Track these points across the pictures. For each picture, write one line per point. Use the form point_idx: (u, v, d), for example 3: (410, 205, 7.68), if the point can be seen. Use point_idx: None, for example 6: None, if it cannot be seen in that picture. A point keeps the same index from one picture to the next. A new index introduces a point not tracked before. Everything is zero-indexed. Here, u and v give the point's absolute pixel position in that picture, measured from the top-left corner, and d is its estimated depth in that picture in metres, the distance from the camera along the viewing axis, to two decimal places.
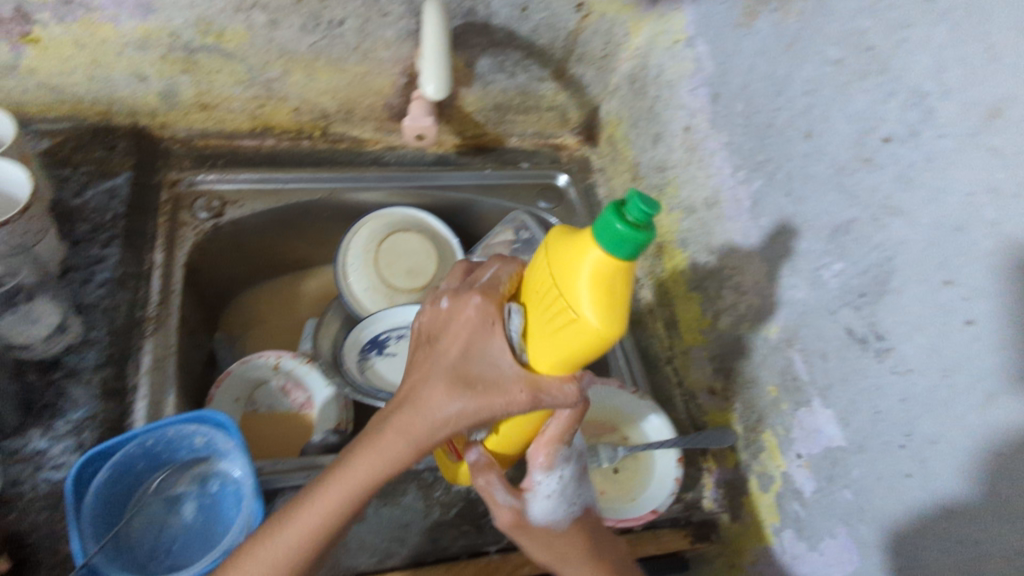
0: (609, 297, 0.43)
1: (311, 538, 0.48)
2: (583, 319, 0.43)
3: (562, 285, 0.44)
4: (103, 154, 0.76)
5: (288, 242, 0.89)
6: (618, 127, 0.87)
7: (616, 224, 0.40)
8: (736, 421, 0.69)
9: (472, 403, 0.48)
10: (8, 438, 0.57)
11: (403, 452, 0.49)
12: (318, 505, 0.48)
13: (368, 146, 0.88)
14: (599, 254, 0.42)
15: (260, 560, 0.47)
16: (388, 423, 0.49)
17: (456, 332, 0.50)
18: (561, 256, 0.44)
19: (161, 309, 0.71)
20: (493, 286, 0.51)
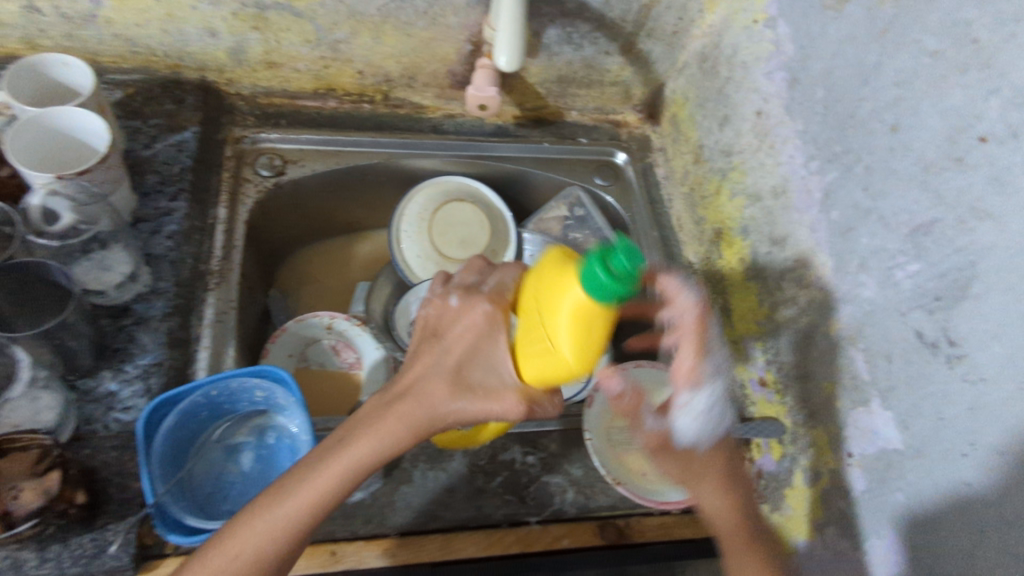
0: (586, 332, 0.50)
1: (312, 511, 0.48)
2: (565, 349, 0.51)
3: (549, 315, 0.51)
4: (171, 107, 0.77)
5: (344, 205, 0.91)
6: (683, 106, 0.85)
7: (599, 274, 0.46)
8: (785, 414, 0.68)
9: (473, 404, 0.53)
10: (82, 378, 0.60)
11: (405, 437, 0.52)
12: (316, 481, 0.49)
13: (428, 113, 0.88)
14: (581, 296, 0.49)
15: (260, 528, 0.47)
16: (390, 410, 0.52)
17: (461, 336, 0.56)
18: (557, 290, 0.51)
19: (224, 264, 0.73)
20: (499, 292, 0.59)
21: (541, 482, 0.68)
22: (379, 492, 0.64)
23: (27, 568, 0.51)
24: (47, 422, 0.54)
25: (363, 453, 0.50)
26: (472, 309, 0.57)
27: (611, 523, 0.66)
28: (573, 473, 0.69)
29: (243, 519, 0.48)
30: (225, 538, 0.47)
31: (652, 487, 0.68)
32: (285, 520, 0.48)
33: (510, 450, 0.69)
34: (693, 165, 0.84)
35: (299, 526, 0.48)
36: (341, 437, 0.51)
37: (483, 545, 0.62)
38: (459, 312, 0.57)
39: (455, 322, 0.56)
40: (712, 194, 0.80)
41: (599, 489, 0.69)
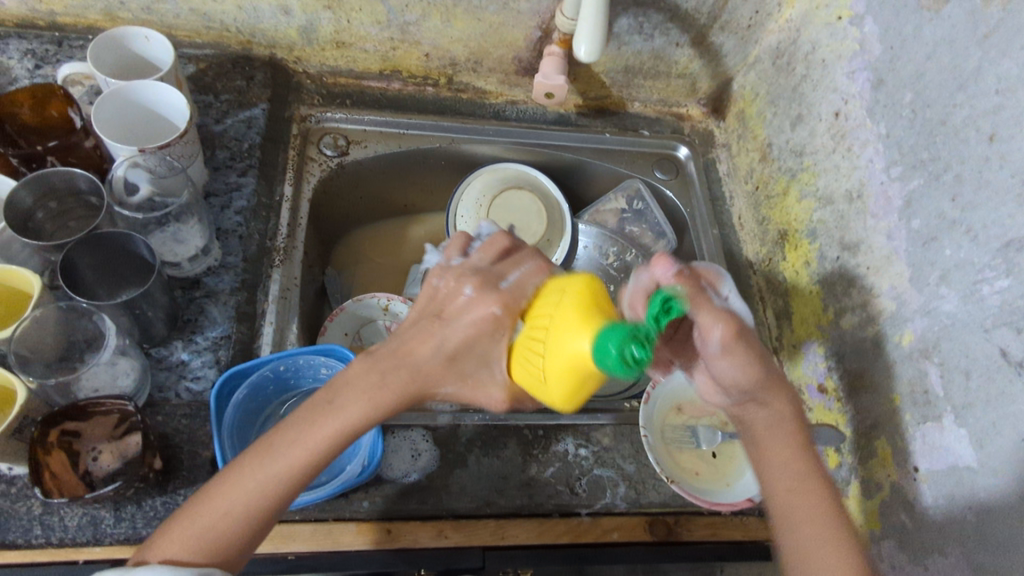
0: (578, 385, 0.45)
1: (297, 476, 0.46)
2: (552, 392, 0.46)
3: (550, 354, 0.45)
4: (241, 83, 0.77)
5: (402, 187, 0.91)
6: (752, 102, 0.83)
7: (611, 355, 0.41)
8: (846, 423, 0.67)
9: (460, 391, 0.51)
10: (155, 346, 0.61)
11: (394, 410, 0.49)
12: (305, 444, 0.46)
13: (491, 98, 0.87)
14: (585, 355, 0.44)
15: (244, 486, 0.46)
16: (383, 374, 0.48)
17: (468, 319, 0.49)
18: (564, 338, 0.44)
19: (289, 242, 0.73)
20: (516, 294, 0.50)
21: (593, 475, 0.68)
22: (435, 474, 0.65)
23: (105, 526, 0.53)
24: (125, 388, 0.56)
25: (352, 425, 0.47)
26: (483, 304, 0.49)
27: (661, 519, 0.66)
28: (625, 468, 0.69)
29: (238, 480, 0.46)
30: (213, 491, 0.46)
31: (706, 486, 0.68)
32: (269, 489, 0.46)
33: (563, 441, 0.69)
34: (759, 163, 0.82)
35: (281, 496, 0.46)
36: (332, 398, 0.48)
37: (532, 533, 0.63)
38: (471, 302, 0.50)
39: (465, 310, 0.50)
40: (779, 194, 0.78)
41: (651, 485, 0.68)
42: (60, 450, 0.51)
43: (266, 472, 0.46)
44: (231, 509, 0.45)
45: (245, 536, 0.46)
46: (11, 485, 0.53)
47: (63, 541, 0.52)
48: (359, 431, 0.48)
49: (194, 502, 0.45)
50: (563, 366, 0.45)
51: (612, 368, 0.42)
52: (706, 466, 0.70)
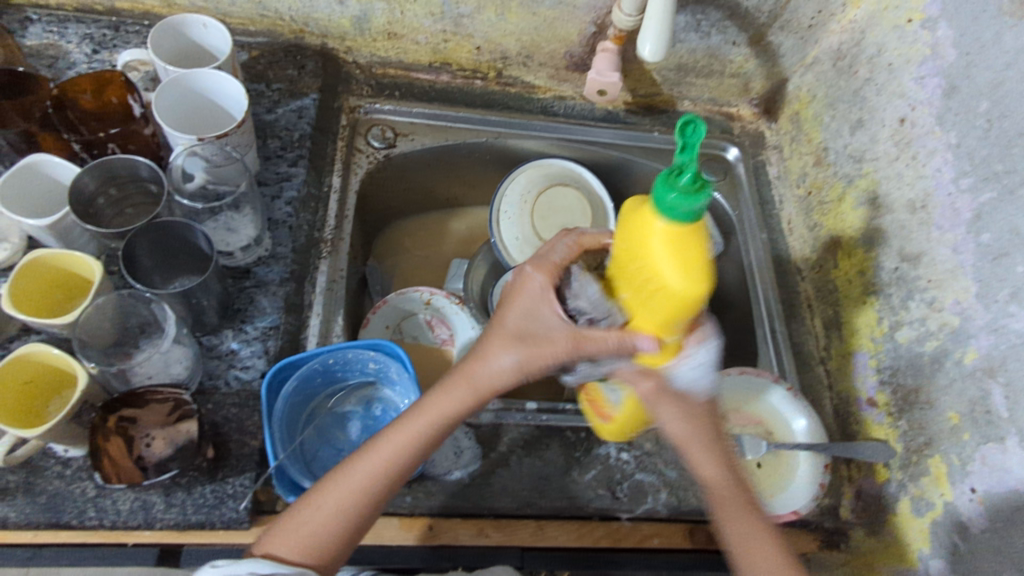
0: (682, 254, 0.42)
1: (391, 469, 0.52)
2: (667, 275, 0.42)
3: (638, 248, 0.44)
4: (293, 72, 0.77)
5: (445, 180, 0.90)
6: (808, 105, 0.81)
7: (667, 196, 0.40)
8: (897, 438, 0.65)
9: (525, 355, 0.52)
10: (206, 334, 0.62)
11: (472, 402, 0.54)
12: (394, 438, 0.52)
13: (539, 93, 0.86)
14: (662, 224, 0.42)
15: (345, 481, 0.51)
16: (458, 372, 0.55)
17: (513, 301, 0.54)
18: (637, 221, 0.44)
19: (336, 233, 0.73)
20: (543, 257, 0.55)
21: (635, 480, 0.67)
22: (478, 472, 0.65)
23: (156, 511, 0.53)
24: (178, 375, 0.56)
25: (429, 419, 0.53)
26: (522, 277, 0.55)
27: (703, 528, 0.66)
28: (667, 473, 0.67)
29: (320, 497, 0.50)
30: (317, 490, 0.51)
31: None
32: (357, 493, 0.51)
33: (605, 445, 0.68)
34: (813, 167, 0.80)
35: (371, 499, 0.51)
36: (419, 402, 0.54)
37: (573, 536, 0.63)
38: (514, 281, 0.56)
39: (511, 289, 0.55)
40: (833, 201, 0.76)
41: (693, 492, 0.67)
42: (117, 436, 0.52)
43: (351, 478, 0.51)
44: (324, 519, 0.49)
45: (344, 539, 0.50)
46: (66, 466, 0.53)
47: (115, 524, 0.53)
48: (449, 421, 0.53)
49: (288, 516, 0.50)
50: (655, 237, 0.43)
51: (690, 205, 0.40)
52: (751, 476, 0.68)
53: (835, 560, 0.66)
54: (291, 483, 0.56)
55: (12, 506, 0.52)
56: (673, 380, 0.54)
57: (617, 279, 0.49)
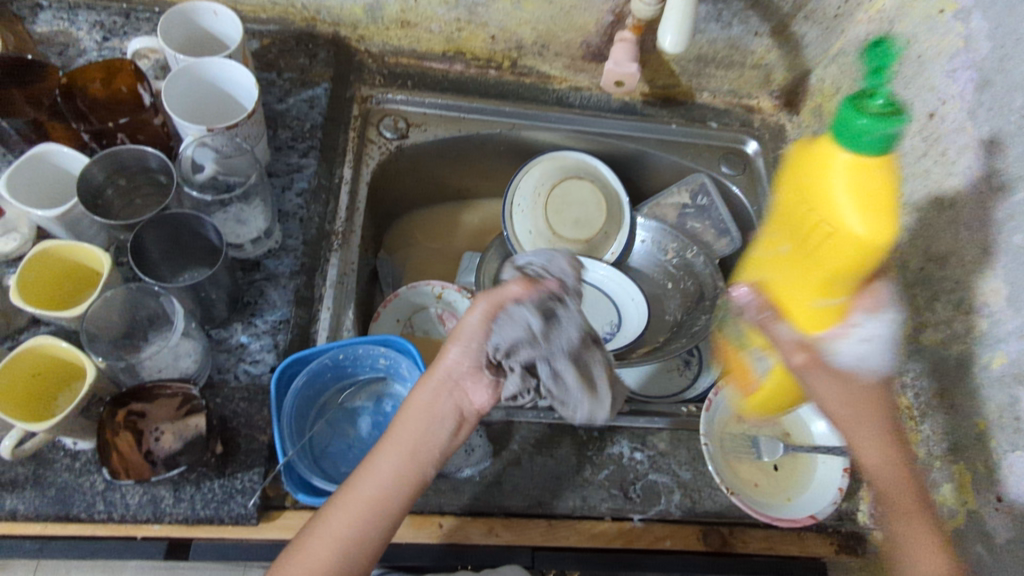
0: (885, 202, 0.56)
1: (395, 479, 0.50)
2: (867, 217, 0.55)
3: (814, 185, 0.59)
4: (304, 62, 0.76)
5: (457, 172, 0.89)
6: (831, 98, 0.79)
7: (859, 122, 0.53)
8: (920, 443, 0.63)
9: (460, 342, 0.55)
10: (215, 327, 0.61)
11: (448, 403, 0.54)
12: (393, 449, 0.51)
13: (554, 84, 0.85)
14: (847, 157, 0.55)
15: (358, 496, 0.48)
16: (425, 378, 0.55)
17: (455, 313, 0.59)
18: (875, 166, 0.56)
19: (348, 225, 0.72)
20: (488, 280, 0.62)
21: (648, 480, 0.66)
22: (488, 470, 0.64)
23: (165, 505, 0.53)
24: (187, 369, 0.56)
25: (422, 421, 0.52)
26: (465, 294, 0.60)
27: (716, 529, 0.64)
28: (681, 474, 0.66)
29: (331, 514, 0.48)
30: (329, 509, 0.48)
31: (764, 499, 0.66)
32: (371, 504, 0.48)
33: (618, 444, 0.67)
34: None
35: (388, 508, 0.49)
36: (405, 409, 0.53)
37: (584, 536, 0.62)
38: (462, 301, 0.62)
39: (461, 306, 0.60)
40: None
41: (707, 493, 0.66)
42: (126, 430, 0.52)
43: (358, 490, 0.49)
44: (339, 535, 0.47)
45: (367, 559, 0.48)
46: (75, 459, 0.53)
47: (124, 518, 0.52)
48: (433, 426, 0.52)
49: (300, 539, 0.47)
50: (869, 183, 0.55)
51: (883, 127, 0.52)
52: (766, 478, 0.68)
53: (852, 564, 0.65)
54: (300, 479, 0.54)
55: (21, 498, 0.51)
56: (837, 357, 0.61)
57: (784, 234, 0.65)
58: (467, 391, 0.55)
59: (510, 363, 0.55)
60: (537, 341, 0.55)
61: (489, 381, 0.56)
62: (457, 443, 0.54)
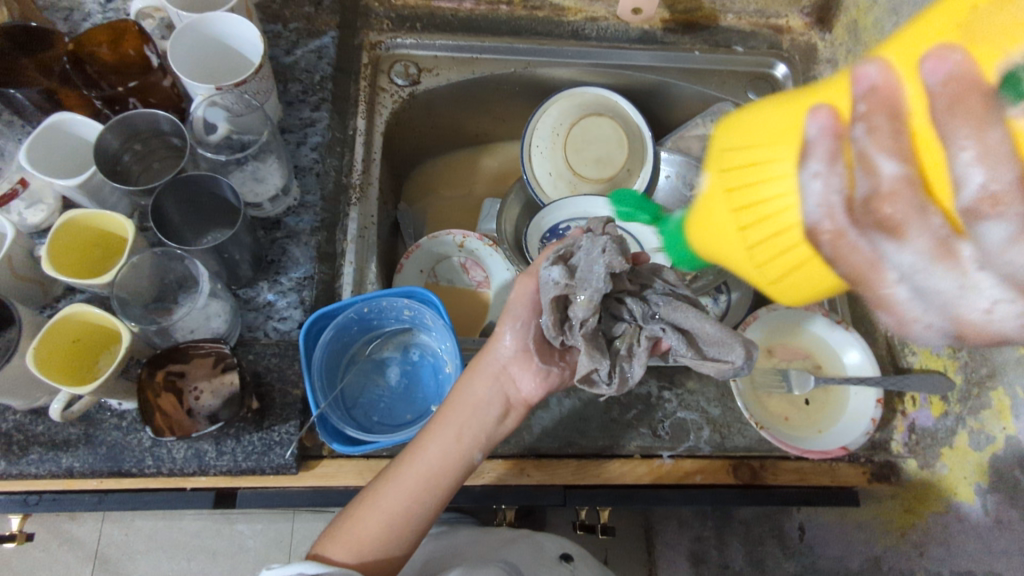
0: (744, 247, 0.46)
1: (442, 464, 0.53)
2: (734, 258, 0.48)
3: (705, 237, 0.51)
4: (309, 10, 0.74)
5: (473, 116, 0.87)
6: (867, 10, 0.74)
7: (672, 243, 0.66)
8: (955, 370, 0.63)
9: (517, 331, 0.56)
10: (243, 287, 0.62)
11: (498, 387, 0.56)
12: (443, 433, 0.54)
13: (569, 16, 0.81)
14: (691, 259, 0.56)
15: (406, 476, 0.53)
16: (477, 361, 0.57)
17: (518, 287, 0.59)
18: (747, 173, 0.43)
19: (365, 177, 0.72)
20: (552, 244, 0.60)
21: (677, 418, 0.65)
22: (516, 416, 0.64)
23: (209, 458, 0.55)
24: (218, 329, 0.57)
25: (471, 407, 0.55)
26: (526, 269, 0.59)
27: (746, 463, 0.64)
28: (710, 411, 0.66)
29: (384, 490, 0.52)
30: (381, 483, 0.53)
31: (795, 432, 0.65)
32: (419, 484, 0.52)
33: (646, 383, 0.67)
34: None
35: (436, 490, 0.53)
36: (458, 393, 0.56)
37: (613, 474, 0.63)
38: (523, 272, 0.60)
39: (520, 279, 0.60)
40: None
41: (736, 429, 0.65)
42: (167, 391, 0.54)
43: (411, 471, 0.53)
44: (389, 511, 0.52)
45: (413, 530, 0.53)
46: (121, 419, 0.56)
47: (172, 471, 0.55)
48: (480, 412, 0.55)
49: (354, 509, 0.52)
50: (723, 226, 0.47)
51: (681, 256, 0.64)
52: (796, 411, 0.67)
53: (884, 492, 0.65)
54: (334, 429, 0.56)
55: (75, 456, 0.54)
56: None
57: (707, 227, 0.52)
58: (513, 377, 0.56)
59: (575, 329, 0.51)
60: (571, 286, 0.50)
61: (539, 369, 0.56)
62: (507, 427, 0.56)
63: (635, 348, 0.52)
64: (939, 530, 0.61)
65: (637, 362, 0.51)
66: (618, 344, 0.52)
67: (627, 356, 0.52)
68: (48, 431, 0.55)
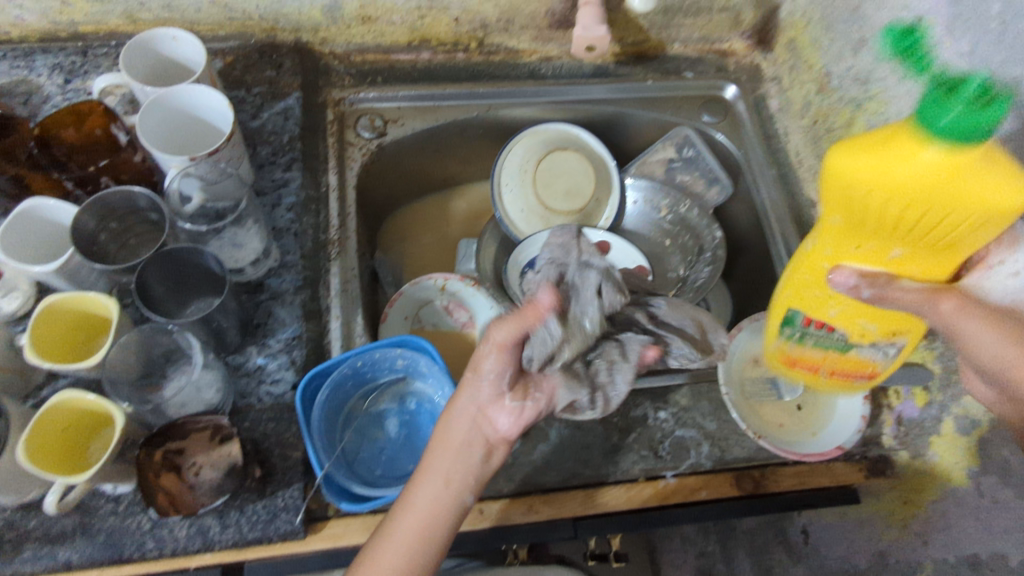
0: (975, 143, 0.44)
1: (439, 514, 0.53)
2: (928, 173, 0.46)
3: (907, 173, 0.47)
4: (271, 73, 0.75)
5: (441, 161, 0.89)
6: (804, 30, 0.78)
7: None
8: (933, 359, 0.65)
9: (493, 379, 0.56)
10: (231, 353, 0.61)
11: (480, 429, 0.55)
12: (433, 481, 0.54)
13: (524, 57, 0.84)
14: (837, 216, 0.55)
15: (401, 533, 0.52)
16: (451, 407, 0.57)
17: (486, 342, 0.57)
18: (805, 295, 0.60)
19: (341, 232, 0.72)
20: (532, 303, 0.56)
21: (676, 437, 0.66)
22: (517, 451, 0.64)
23: (213, 533, 0.53)
24: (211, 400, 0.56)
25: (456, 452, 0.55)
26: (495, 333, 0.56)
27: (747, 474, 0.65)
28: (706, 426, 0.67)
29: (383, 547, 0.52)
30: (377, 543, 0.52)
31: (790, 437, 0.67)
32: (417, 537, 0.52)
33: (642, 406, 0.68)
34: (817, 95, 0.77)
35: (431, 542, 0.52)
36: (441, 441, 0.55)
37: (620, 500, 0.63)
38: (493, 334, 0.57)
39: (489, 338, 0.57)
40: (842, 126, 0.73)
41: (734, 441, 0.66)
42: (167, 470, 0.53)
43: (406, 523, 0.52)
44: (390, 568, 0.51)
45: None
46: (117, 503, 0.54)
47: (175, 551, 0.53)
48: (468, 456, 0.55)
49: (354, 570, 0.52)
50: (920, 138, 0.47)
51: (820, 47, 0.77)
52: (790, 417, 0.68)
53: (881, 486, 0.66)
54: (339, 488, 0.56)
55: (73, 548, 0.52)
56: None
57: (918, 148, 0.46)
58: (491, 418, 0.56)
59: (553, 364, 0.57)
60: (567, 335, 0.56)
61: (513, 407, 0.56)
62: (491, 468, 0.56)
63: (614, 365, 0.60)
64: (939, 517, 0.64)
65: (621, 380, 0.59)
66: (597, 368, 0.60)
67: (604, 382, 0.60)
68: (42, 525, 0.53)
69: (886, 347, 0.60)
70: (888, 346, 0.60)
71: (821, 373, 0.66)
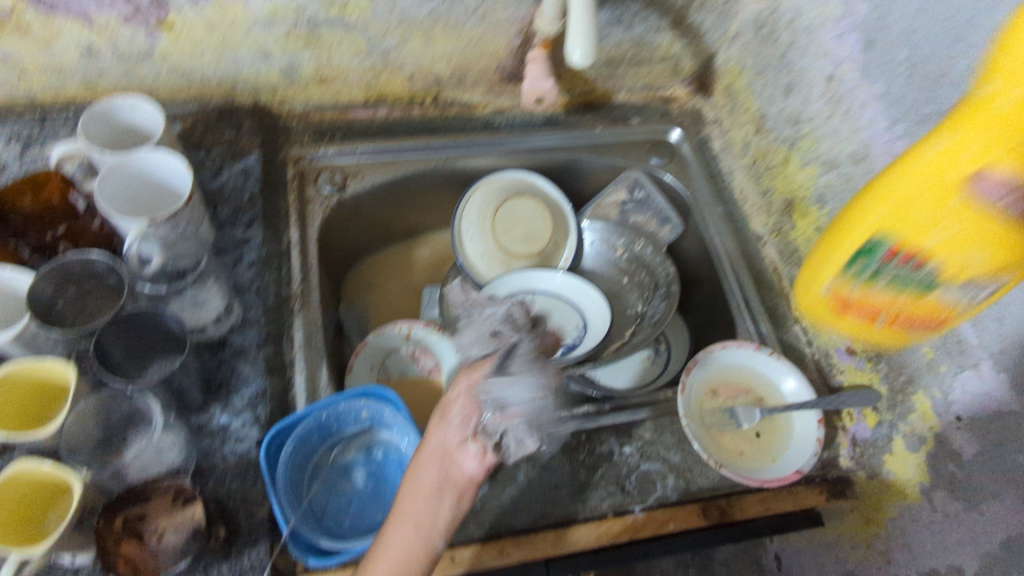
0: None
1: (408, 563, 0.52)
2: None
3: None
4: (230, 134, 0.77)
5: (402, 211, 0.91)
6: (739, 76, 0.83)
7: None
8: (880, 381, 0.68)
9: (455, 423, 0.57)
10: (194, 413, 0.61)
11: (447, 474, 0.55)
12: (400, 531, 0.54)
13: (478, 110, 0.88)
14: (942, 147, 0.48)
15: None
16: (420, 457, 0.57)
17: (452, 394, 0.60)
18: (905, 215, 0.52)
19: (304, 286, 0.73)
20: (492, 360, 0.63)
21: (641, 471, 0.68)
22: (485, 495, 0.65)
23: None
24: (174, 462, 0.56)
25: (420, 499, 0.54)
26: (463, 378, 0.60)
27: (714, 503, 0.66)
28: (670, 458, 0.69)
29: None
30: None
31: (751, 465, 0.68)
32: None
33: (607, 443, 0.69)
34: (754, 136, 0.82)
35: None
36: (406, 491, 0.55)
37: (591, 538, 0.63)
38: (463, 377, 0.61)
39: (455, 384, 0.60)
40: (779, 164, 0.77)
41: (698, 471, 0.68)
42: (127, 537, 0.52)
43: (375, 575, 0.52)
44: None
45: None
46: None
47: None
48: (435, 502, 0.54)
49: None
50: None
51: None
52: (750, 444, 0.70)
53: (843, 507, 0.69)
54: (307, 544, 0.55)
55: None
56: None
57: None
58: (457, 459, 0.55)
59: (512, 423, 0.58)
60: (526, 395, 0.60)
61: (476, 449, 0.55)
62: (461, 512, 0.55)
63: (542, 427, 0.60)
64: (899, 533, 0.64)
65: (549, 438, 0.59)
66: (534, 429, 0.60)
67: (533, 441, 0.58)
68: None
69: (977, 290, 0.53)
70: (982, 287, 0.52)
71: (879, 320, 0.61)
